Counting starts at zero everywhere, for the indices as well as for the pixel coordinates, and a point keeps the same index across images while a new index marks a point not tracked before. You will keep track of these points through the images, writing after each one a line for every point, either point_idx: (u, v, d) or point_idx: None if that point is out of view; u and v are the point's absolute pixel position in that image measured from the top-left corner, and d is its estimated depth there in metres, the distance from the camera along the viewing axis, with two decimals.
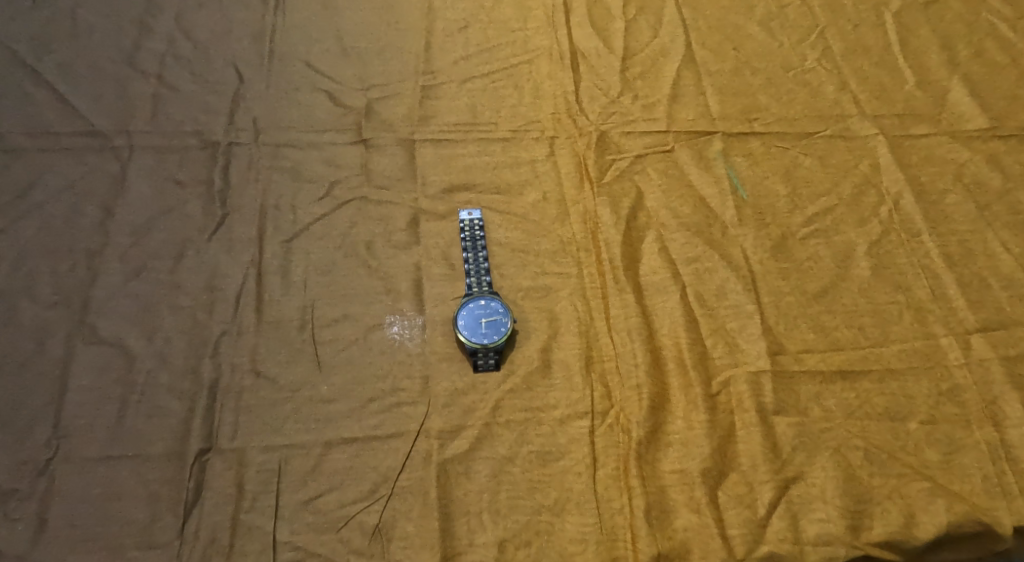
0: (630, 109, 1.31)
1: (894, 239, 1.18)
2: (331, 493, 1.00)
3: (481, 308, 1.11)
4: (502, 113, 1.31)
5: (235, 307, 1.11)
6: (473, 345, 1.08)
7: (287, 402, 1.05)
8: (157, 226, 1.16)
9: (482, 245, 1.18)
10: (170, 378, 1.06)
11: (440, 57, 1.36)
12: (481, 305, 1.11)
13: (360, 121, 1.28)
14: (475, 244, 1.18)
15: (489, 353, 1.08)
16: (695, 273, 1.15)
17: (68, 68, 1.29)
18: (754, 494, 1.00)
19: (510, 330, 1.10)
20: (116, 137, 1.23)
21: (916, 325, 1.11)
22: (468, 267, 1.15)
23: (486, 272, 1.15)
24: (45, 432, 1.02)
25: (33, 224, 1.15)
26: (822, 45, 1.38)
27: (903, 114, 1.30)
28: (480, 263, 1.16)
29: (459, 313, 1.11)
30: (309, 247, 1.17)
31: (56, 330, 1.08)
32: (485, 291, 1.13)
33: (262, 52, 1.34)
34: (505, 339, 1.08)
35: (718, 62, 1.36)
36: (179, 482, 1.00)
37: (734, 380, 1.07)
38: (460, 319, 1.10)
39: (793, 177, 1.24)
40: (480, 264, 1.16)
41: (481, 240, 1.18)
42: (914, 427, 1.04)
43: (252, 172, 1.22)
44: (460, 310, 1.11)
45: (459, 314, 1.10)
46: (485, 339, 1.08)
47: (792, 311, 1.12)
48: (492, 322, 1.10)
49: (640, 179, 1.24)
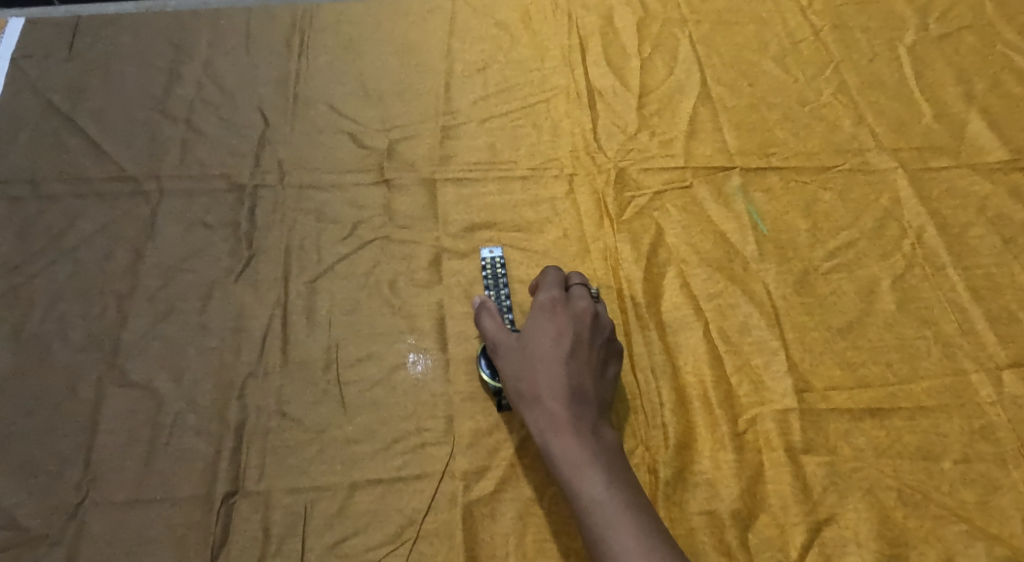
0: (648, 146, 1.31)
1: (918, 272, 1.18)
2: (357, 536, 1.02)
3: None
4: (521, 152, 1.31)
5: (261, 348, 1.13)
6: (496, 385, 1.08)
7: (313, 443, 1.07)
8: (185, 268, 1.18)
9: (504, 287, 1.18)
10: (197, 420, 1.08)
11: (460, 97, 1.35)
12: None
13: (382, 161, 1.29)
14: (498, 286, 1.18)
15: None
16: (717, 309, 1.15)
17: (101, 115, 1.30)
18: (785, 536, 1.00)
19: None
20: (147, 182, 1.24)
21: (946, 361, 1.10)
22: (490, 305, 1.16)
23: (508, 310, 1.16)
24: (76, 476, 1.04)
25: (66, 269, 1.18)
26: (836, 81, 1.37)
27: (922, 146, 1.30)
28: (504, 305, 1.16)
29: (482, 358, 1.10)
30: (333, 288, 1.18)
31: (88, 372, 1.10)
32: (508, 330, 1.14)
33: (287, 95, 1.34)
34: None
35: (734, 99, 1.35)
36: (207, 526, 1.02)
37: (761, 419, 1.07)
38: (482, 360, 1.10)
39: (813, 212, 1.24)
40: (502, 302, 1.16)
41: (503, 282, 1.18)
42: (948, 466, 1.03)
43: (277, 214, 1.23)
44: (482, 354, 1.10)
45: (482, 354, 1.10)
46: None
47: (818, 347, 1.12)
48: None
49: (660, 216, 1.24)
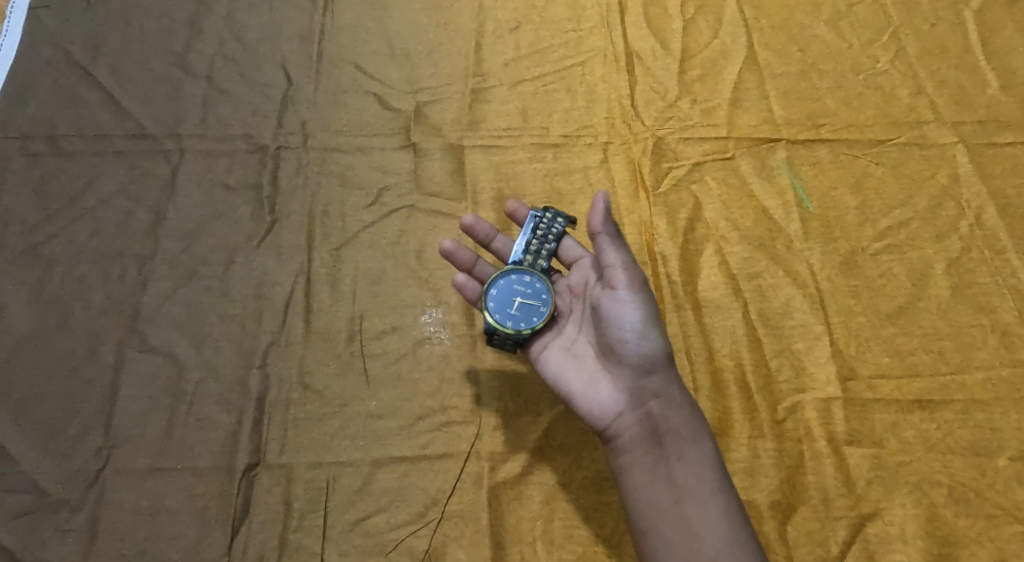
0: (688, 114, 1.24)
1: (976, 256, 1.12)
2: (379, 514, 0.99)
3: (518, 285, 0.98)
4: (554, 118, 1.25)
5: (284, 318, 1.09)
6: (492, 324, 0.96)
7: (336, 417, 1.04)
8: (206, 232, 1.14)
9: (554, 238, 1.01)
10: (218, 390, 1.05)
11: (491, 59, 1.29)
12: (521, 281, 0.98)
13: (409, 124, 1.23)
14: (547, 233, 1.01)
15: (507, 340, 0.96)
16: (757, 290, 1.10)
17: (121, 69, 1.25)
18: (826, 531, 0.96)
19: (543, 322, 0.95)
20: (167, 141, 1.20)
21: (1003, 352, 1.06)
22: (530, 238, 1.01)
23: (548, 252, 1.01)
24: (96, 442, 1.02)
25: (86, 229, 1.14)
26: (894, 46, 1.29)
27: (985, 120, 1.22)
28: (503, 255, 1.06)
29: (489, 288, 0.98)
30: (358, 257, 1.14)
31: (108, 337, 1.07)
32: (534, 268, 0.99)
33: (312, 53, 1.28)
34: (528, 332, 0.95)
35: (782, 64, 1.28)
36: (227, 498, 1.00)
37: (802, 407, 1.03)
38: (491, 290, 0.98)
39: (863, 188, 1.17)
40: (544, 242, 1.01)
41: (552, 241, 1.01)
42: (1002, 463, 1.00)
43: (302, 178, 1.19)
44: (490, 281, 0.98)
45: (494, 285, 0.98)
46: (509, 322, 0.95)
47: (864, 333, 1.07)
48: (525, 307, 0.96)
49: (698, 189, 1.18)
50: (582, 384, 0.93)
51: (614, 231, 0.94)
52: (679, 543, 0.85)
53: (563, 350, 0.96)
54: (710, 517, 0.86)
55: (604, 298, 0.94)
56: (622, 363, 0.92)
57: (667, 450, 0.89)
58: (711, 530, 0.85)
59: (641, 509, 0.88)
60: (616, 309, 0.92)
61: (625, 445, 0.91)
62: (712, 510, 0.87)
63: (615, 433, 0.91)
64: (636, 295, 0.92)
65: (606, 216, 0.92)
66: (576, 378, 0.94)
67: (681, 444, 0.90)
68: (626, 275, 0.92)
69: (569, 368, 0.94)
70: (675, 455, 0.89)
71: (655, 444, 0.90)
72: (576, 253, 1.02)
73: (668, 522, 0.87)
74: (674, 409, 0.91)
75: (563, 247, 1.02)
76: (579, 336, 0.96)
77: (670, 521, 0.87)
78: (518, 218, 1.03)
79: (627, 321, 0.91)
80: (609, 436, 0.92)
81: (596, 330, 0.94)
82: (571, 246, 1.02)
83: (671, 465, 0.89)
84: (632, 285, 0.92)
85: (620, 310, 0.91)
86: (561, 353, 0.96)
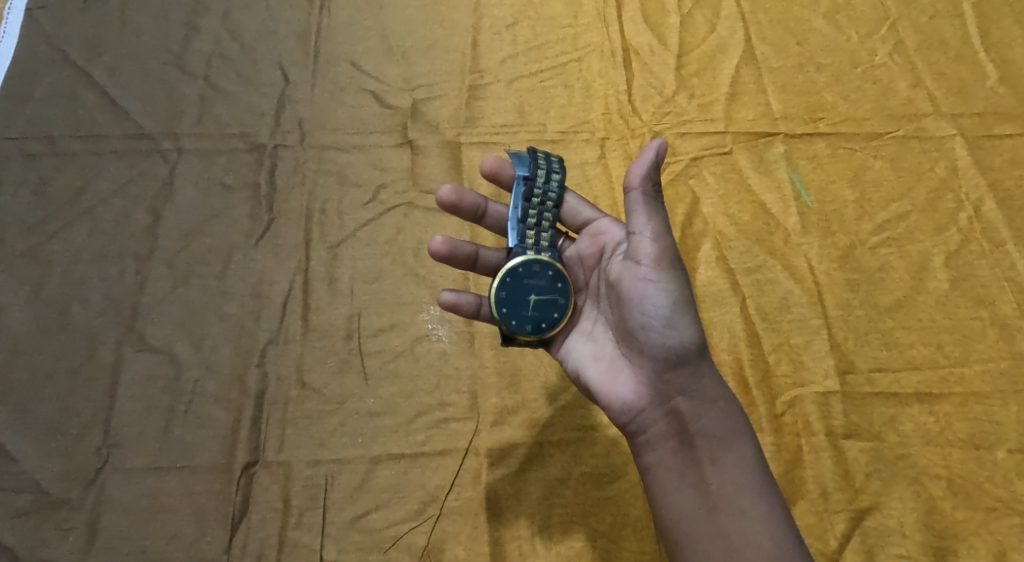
0: (685, 109, 1.24)
1: (975, 248, 1.12)
2: (378, 511, 0.99)
3: (528, 277, 0.94)
4: (551, 114, 1.24)
5: (282, 316, 1.09)
6: (512, 328, 0.93)
7: (334, 414, 1.04)
8: (204, 230, 1.15)
9: (552, 203, 0.97)
10: (217, 388, 1.05)
11: (488, 55, 1.29)
12: (530, 270, 0.95)
13: (406, 122, 1.23)
14: (544, 198, 0.97)
15: (530, 338, 0.94)
16: (755, 284, 1.10)
17: (118, 69, 1.25)
18: (826, 525, 0.96)
19: (563, 312, 0.93)
20: (165, 140, 1.20)
21: (1002, 344, 1.06)
22: (527, 214, 0.97)
23: (548, 227, 0.97)
24: (95, 441, 1.02)
25: (84, 229, 1.14)
26: (893, 39, 1.28)
27: (984, 112, 1.22)
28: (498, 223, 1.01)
29: (499, 289, 0.94)
30: (355, 255, 1.14)
31: (107, 337, 1.08)
32: (540, 250, 0.96)
33: (308, 52, 1.28)
34: (551, 328, 0.93)
35: (780, 58, 1.28)
36: (226, 495, 1.00)
37: (801, 401, 1.02)
38: (500, 291, 0.94)
39: (862, 181, 1.17)
40: (543, 215, 0.97)
41: (551, 209, 0.97)
42: (1002, 456, 1.00)
43: (299, 176, 1.19)
44: (500, 281, 0.94)
45: (502, 283, 0.94)
46: (528, 323, 0.93)
47: (862, 326, 1.07)
48: (541, 301, 0.94)
49: (696, 184, 1.17)
50: (604, 374, 0.91)
51: (652, 191, 0.85)
52: (714, 556, 0.82)
53: (583, 335, 0.94)
54: (747, 528, 0.83)
55: (628, 273, 0.88)
56: (648, 353, 0.87)
57: (698, 453, 0.86)
58: (747, 542, 0.82)
59: (673, 517, 0.85)
60: (641, 290, 0.86)
61: (652, 443, 0.88)
62: (749, 520, 0.83)
63: (646, 432, 0.88)
64: (664, 274, 0.85)
65: (649, 174, 0.84)
66: (597, 367, 0.91)
67: (715, 446, 0.86)
68: (653, 250, 0.85)
69: (589, 356, 0.92)
70: (707, 459, 0.86)
71: (686, 445, 0.86)
72: (584, 214, 0.98)
73: (702, 532, 0.84)
74: (706, 408, 0.87)
75: (564, 208, 0.98)
76: (602, 320, 0.93)
77: (703, 533, 0.83)
78: (503, 178, 0.98)
79: (651, 305, 0.85)
80: (635, 431, 0.89)
81: (618, 311, 0.90)
82: (576, 205, 0.98)
83: (703, 470, 0.85)
84: (659, 263, 0.85)
85: (644, 292, 0.86)
86: (582, 343, 0.93)
